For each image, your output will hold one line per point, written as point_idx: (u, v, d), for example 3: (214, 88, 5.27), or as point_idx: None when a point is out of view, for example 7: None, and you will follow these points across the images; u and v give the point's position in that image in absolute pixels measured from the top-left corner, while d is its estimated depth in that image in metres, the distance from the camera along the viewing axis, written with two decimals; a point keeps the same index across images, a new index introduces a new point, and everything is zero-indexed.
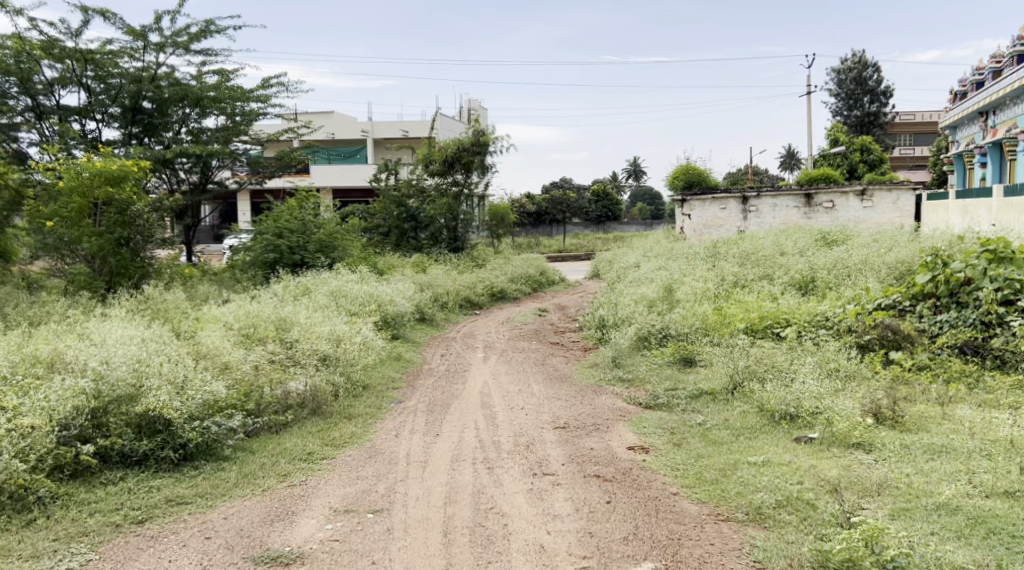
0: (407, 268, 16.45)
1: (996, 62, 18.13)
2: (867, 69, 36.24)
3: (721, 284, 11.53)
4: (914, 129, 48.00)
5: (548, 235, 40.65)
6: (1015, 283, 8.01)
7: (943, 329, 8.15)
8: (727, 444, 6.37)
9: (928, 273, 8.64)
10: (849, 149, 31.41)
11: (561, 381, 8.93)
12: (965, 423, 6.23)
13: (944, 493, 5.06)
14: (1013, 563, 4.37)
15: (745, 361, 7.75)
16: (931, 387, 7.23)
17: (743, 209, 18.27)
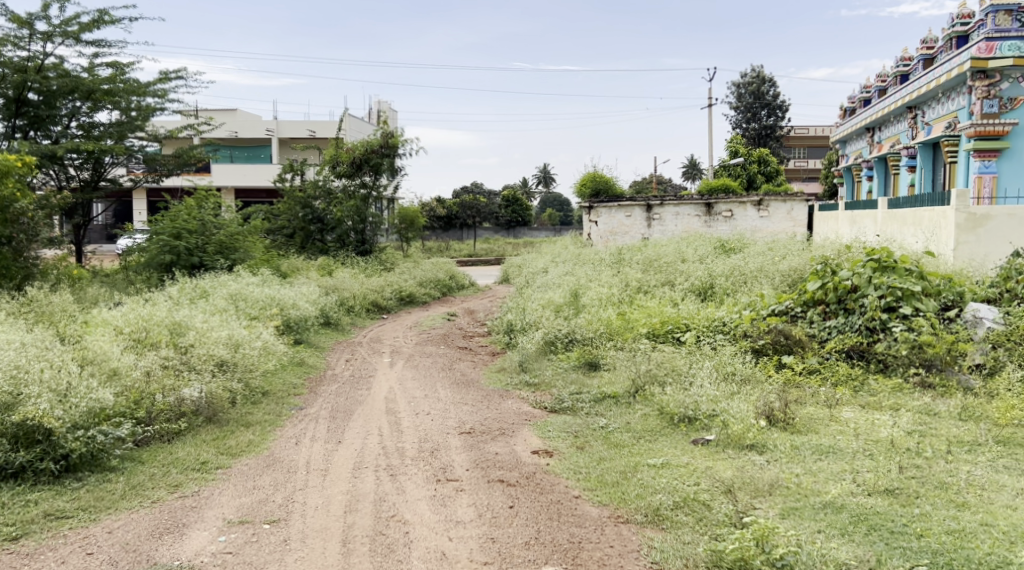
0: (312, 270, 16.15)
1: (882, 81, 19.11)
2: (764, 83, 37.89)
3: (626, 289, 11.75)
4: (807, 142, 50.02)
5: (458, 239, 40.53)
6: (897, 291, 8.42)
7: (832, 334, 8.50)
8: (628, 447, 6.48)
9: (818, 281, 8.99)
10: (748, 160, 32.48)
11: (467, 386, 8.92)
12: (850, 425, 6.52)
13: (831, 492, 5.27)
14: (890, 557, 4.52)
15: (647, 365, 7.90)
16: (819, 390, 7.54)
17: (647, 217, 18.60)
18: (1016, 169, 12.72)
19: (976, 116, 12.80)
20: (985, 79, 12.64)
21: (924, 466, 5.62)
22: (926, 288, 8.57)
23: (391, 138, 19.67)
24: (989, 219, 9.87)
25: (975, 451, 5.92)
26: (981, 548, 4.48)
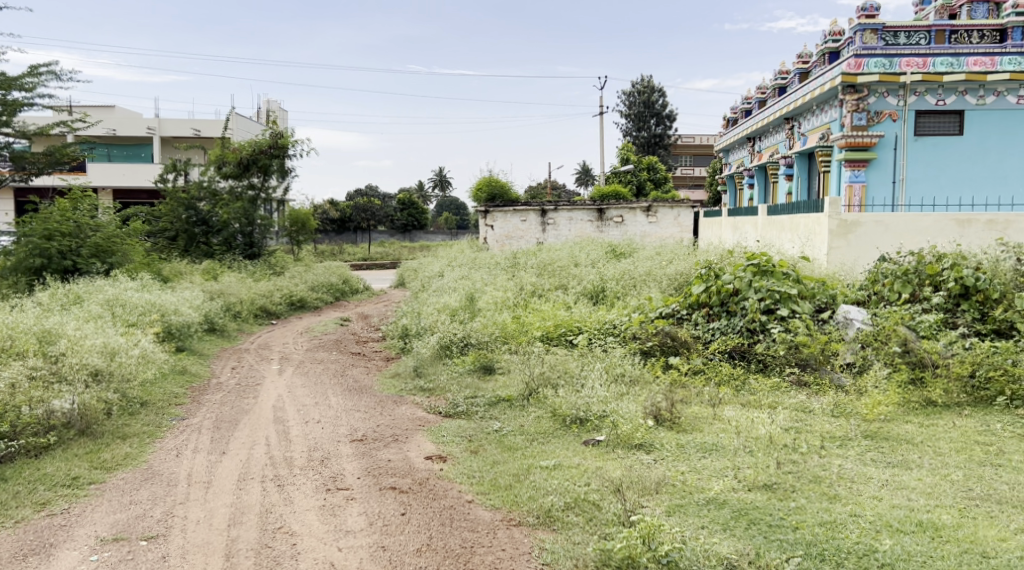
0: (196, 275, 15.58)
1: (761, 92, 19.95)
2: (654, 93, 38.95)
3: (520, 293, 11.85)
4: (693, 151, 51.75)
5: (352, 242, 39.76)
6: (775, 294, 8.80)
7: (715, 335, 8.80)
8: (521, 450, 6.52)
9: (702, 284, 9.29)
10: (638, 168, 33.26)
11: (359, 392, 8.78)
12: (731, 423, 6.75)
13: (714, 488, 5.45)
14: (768, 550, 4.68)
15: (540, 368, 8.00)
16: (704, 389, 7.79)
17: (542, 222, 18.77)
18: (882, 179, 13.52)
19: (847, 128, 13.44)
20: (854, 93, 13.36)
21: (799, 461, 5.88)
22: (802, 291, 8.97)
23: (281, 138, 19.30)
24: (859, 225, 10.44)
25: (846, 446, 6.23)
26: (850, 537, 4.69)
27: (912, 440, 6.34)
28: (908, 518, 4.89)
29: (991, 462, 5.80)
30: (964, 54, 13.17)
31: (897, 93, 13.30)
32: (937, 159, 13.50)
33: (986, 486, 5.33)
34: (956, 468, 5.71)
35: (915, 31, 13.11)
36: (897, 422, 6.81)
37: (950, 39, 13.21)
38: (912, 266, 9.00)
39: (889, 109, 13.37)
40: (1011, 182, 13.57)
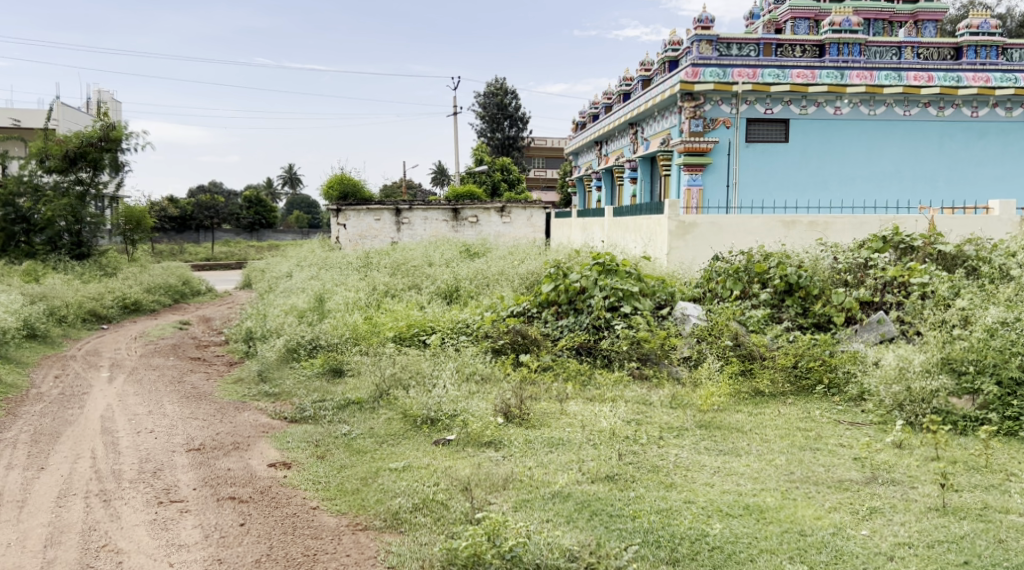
0: (14, 277, 14.42)
1: (607, 98, 20.59)
2: (507, 95, 39.42)
3: (372, 293, 11.69)
4: (545, 154, 52.84)
5: (194, 242, 37.94)
6: (619, 292, 9.08)
7: (563, 333, 8.98)
8: (369, 453, 6.41)
9: (551, 283, 9.46)
10: (492, 168, 33.51)
11: (198, 399, 8.38)
12: (577, 417, 6.91)
13: (559, 482, 5.55)
14: (609, 539, 4.80)
15: (391, 369, 7.91)
16: (552, 386, 7.93)
17: (396, 221, 18.49)
18: (717, 183, 14.25)
19: (685, 134, 14.06)
20: (691, 100, 14.01)
21: (639, 452, 6.10)
22: (643, 288, 9.31)
23: (112, 131, 18.18)
24: (696, 227, 10.94)
25: (682, 436, 6.51)
26: (684, 523, 4.87)
27: (741, 429, 6.71)
28: (737, 502, 5.14)
29: (810, 446, 6.21)
30: (789, 66, 14.12)
31: (730, 101, 14.07)
32: (766, 164, 14.37)
33: (806, 469, 5.70)
34: (780, 453, 6.08)
35: (745, 43, 14.04)
36: (728, 412, 7.19)
37: (777, 52, 14.14)
38: (743, 264, 9.52)
39: (723, 117, 14.12)
40: (831, 186, 14.62)
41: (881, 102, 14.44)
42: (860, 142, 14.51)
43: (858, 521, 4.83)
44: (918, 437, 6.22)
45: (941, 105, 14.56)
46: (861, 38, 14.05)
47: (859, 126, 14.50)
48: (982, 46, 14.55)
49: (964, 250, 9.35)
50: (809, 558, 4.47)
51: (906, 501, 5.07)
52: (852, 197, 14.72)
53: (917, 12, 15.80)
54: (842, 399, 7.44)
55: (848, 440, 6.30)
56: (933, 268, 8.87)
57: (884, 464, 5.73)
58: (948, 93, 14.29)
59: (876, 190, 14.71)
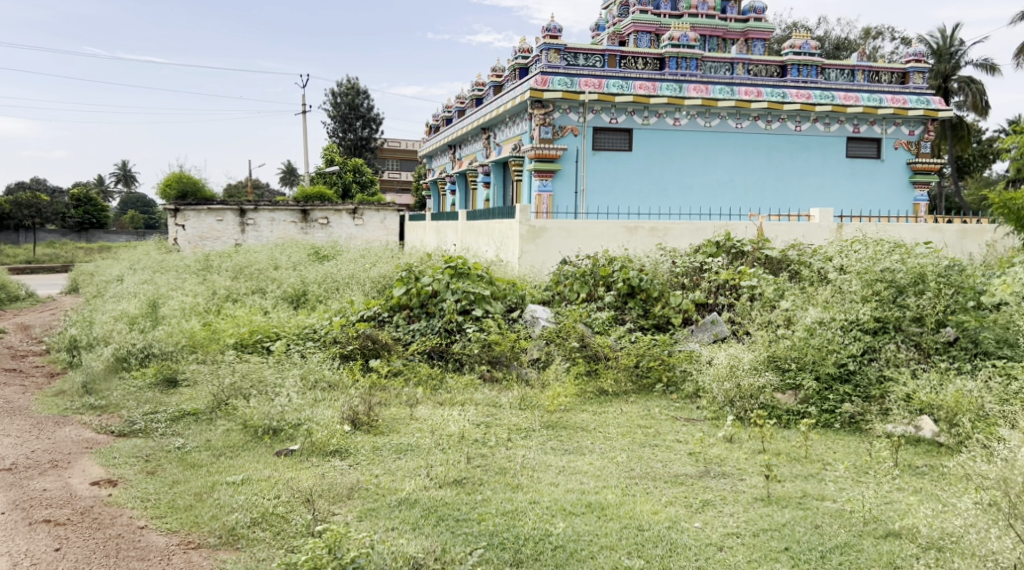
0: None
1: (460, 102, 20.66)
2: (359, 95, 38.85)
3: (213, 298, 11.20)
4: (398, 156, 52.45)
5: (14, 243, 35.10)
6: (471, 295, 9.10)
7: (414, 337, 8.90)
8: (206, 467, 6.12)
9: (403, 287, 9.34)
10: (344, 169, 32.86)
11: (11, 415, 7.73)
12: (426, 422, 6.86)
13: (405, 489, 5.49)
14: (455, 544, 4.78)
15: (230, 378, 7.58)
16: (402, 391, 7.84)
17: (240, 222, 17.76)
18: (565, 189, 14.57)
19: (535, 140, 14.26)
20: (541, 108, 14.16)
21: (487, 454, 6.13)
22: (494, 292, 9.38)
23: None
24: (545, 231, 11.17)
25: (529, 436, 6.61)
26: (527, 524, 4.94)
27: (586, 428, 6.88)
28: (579, 500, 5.26)
29: (649, 442, 6.46)
30: (631, 78, 14.72)
31: (577, 109, 14.42)
32: (610, 171, 14.84)
33: (645, 465, 5.91)
34: (622, 451, 6.28)
35: (591, 54, 14.58)
36: (574, 411, 7.36)
37: (621, 63, 14.83)
38: (589, 268, 9.79)
39: (571, 125, 14.45)
40: (670, 194, 15.28)
41: (716, 115, 15.24)
42: (697, 152, 15.26)
43: (691, 514, 5.04)
44: (747, 431, 6.58)
45: (769, 119, 15.53)
46: (698, 53, 15.00)
47: (696, 137, 15.24)
48: (804, 65, 15.76)
49: (788, 254, 10.03)
50: (646, 552, 4.61)
51: (735, 492, 5.35)
52: (690, 204, 15.44)
53: (749, 30, 16.84)
54: (680, 396, 7.78)
55: (684, 436, 6.59)
56: (761, 272, 9.42)
57: (715, 457, 6.03)
58: (775, 108, 15.27)
59: (711, 198, 15.50)
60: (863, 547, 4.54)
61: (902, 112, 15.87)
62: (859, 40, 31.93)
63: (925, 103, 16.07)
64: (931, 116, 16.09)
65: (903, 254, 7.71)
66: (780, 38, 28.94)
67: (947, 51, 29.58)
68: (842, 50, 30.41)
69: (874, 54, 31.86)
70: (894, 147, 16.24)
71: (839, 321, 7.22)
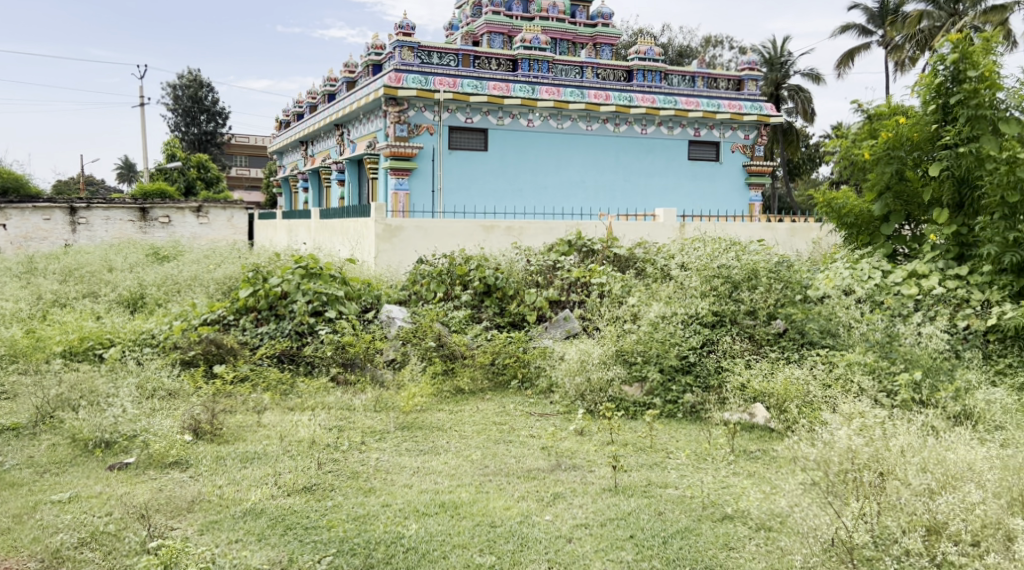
0: None
1: (311, 98, 20.19)
2: (202, 88, 37.29)
3: (38, 303, 10.43)
4: (247, 152, 50.70)
5: None
6: (323, 296, 8.88)
7: (263, 340, 8.61)
8: (27, 486, 5.69)
9: (249, 288, 8.99)
10: (187, 166, 31.39)
11: None
12: (275, 429, 6.65)
13: (251, 499, 5.30)
14: (302, 553, 4.66)
15: (57, 389, 7.09)
16: (250, 397, 7.57)
17: (70, 221, 16.61)
18: (421, 187, 14.48)
19: (390, 138, 14.09)
20: (396, 105, 14.02)
21: (339, 459, 6.01)
22: (348, 292, 9.21)
23: None
24: (401, 230, 11.05)
25: (383, 439, 6.53)
26: (378, 528, 4.88)
27: (441, 427, 6.87)
28: (432, 501, 5.25)
29: (504, 439, 6.52)
30: (486, 79, 14.81)
31: (432, 108, 14.38)
32: (466, 171, 14.89)
33: (498, 462, 5.97)
34: (476, 449, 6.31)
35: (445, 53, 14.61)
36: (430, 411, 7.33)
37: (474, 63, 14.92)
38: (445, 267, 9.76)
39: (426, 123, 14.37)
40: (526, 193, 15.51)
41: (567, 117, 15.61)
42: (550, 153, 15.57)
43: (542, 508, 5.14)
44: (596, 424, 6.78)
45: (617, 122, 16.06)
46: (548, 55, 15.29)
47: (549, 138, 15.55)
48: (648, 70, 16.40)
49: (634, 252, 10.45)
50: (497, 548, 4.66)
51: (584, 484, 5.49)
52: (545, 204, 15.72)
53: (597, 35, 17.26)
54: (534, 392, 7.91)
55: (537, 431, 6.70)
56: (610, 270, 9.71)
57: (567, 451, 6.18)
58: (623, 112, 15.78)
59: (565, 198, 15.85)
60: (701, 531, 4.74)
61: (738, 117, 16.81)
62: (699, 48, 33.54)
63: (758, 109, 17.07)
64: (764, 121, 17.10)
65: (739, 250, 8.12)
66: (627, 43, 29.96)
67: (778, 61, 31.53)
68: (684, 57, 31.84)
69: (713, 61, 33.54)
70: (731, 150, 17.17)
71: (680, 315, 7.56)
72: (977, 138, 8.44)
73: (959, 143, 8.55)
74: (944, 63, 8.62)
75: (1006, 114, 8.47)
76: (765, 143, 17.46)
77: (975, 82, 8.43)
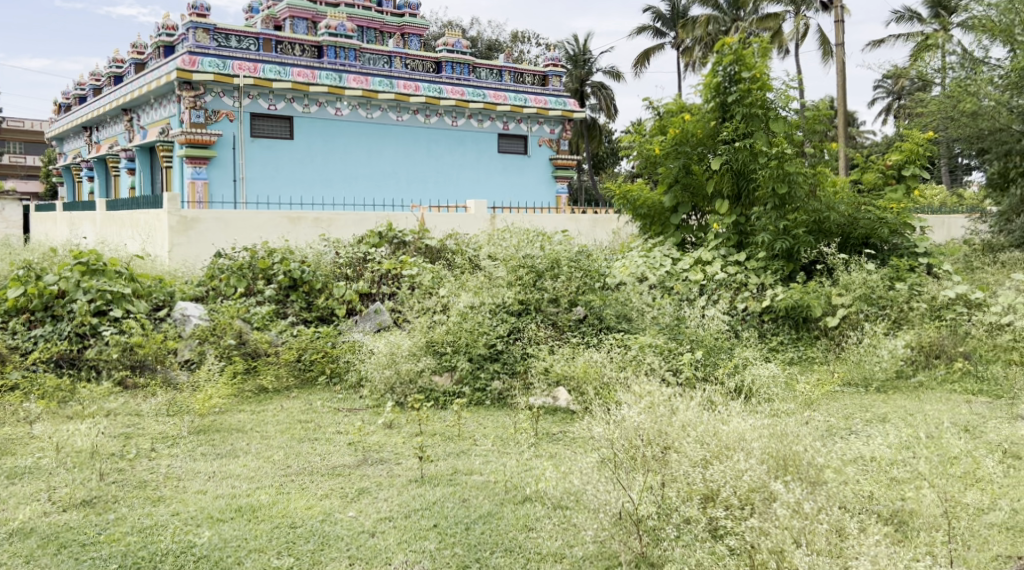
0: None
1: (95, 80, 18.73)
2: None
3: None
4: (23, 138, 46.35)
5: None
6: (107, 294, 8.24)
7: (37, 344, 7.89)
8: None
9: (20, 287, 8.17)
10: None
11: None
12: (51, 438, 6.13)
13: (19, 517, 4.85)
14: None
15: None
16: (22, 406, 6.93)
17: None
18: (222, 177, 13.78)
19: (185, 124, 13.29)
20: (190, 90, 13.27)
21: (125, 469, 5.63)
22: (136, 289, 8.61)
23: None
24: (198, 222, 10.46)
25: (175, 444, 6.17)
26: (166, 539, 4.61)
27: (241, 428, 6.60)
28: (229, 505, 5.02)
29: (309, 437, 6.35)
30: (289, 64, 14.33)
31: (232, 94, 13.74)
32: (271, 160, 14.34)
33: (302, 461, 5.80)
34: (279, 449, 6.10)
35: (244, 36, 14.00)
36: (229, 413, 7.01)
37: (276, 48, 14.38)
38: (246, 261, 9.34)
39: (225, 109, 13.70)
40: (336, 184, 15.17)
41: (376, 107, 15.43)
42: (359, 142, 15.33)
43: (346, 504, 5.05)
44: (405, 416, 6.75)
45: (427, 113, 16.08)
46: (355, 43, 15.02)
47: (357, 127, 15.31)
48: (456, 63, 16.50)
49: (445, 244, 10.51)
50: (296, 549, 4.52)
51: (390, 477, 5.46)
52: (355, 195, 15.43)
53: (404, 25, 17.18)
54: (343, 387, 7.77)
55: (344, 427, 6.58)
56: (420, 262, 9.71)
57: (374, 445, 6.10)
58: (432, 103, 15.82)
59: (376, 188, 15.66)
60: (503, 514, 4.84)
61: (544, 111, 17.29)
62: (507, 43, 34.17)
63: (563, 105, 17.65)
64: (568, 116, 17.70)
65: (543, 240, 8.34)
66: (435, 34, 30.01)
67: (581, 58, 32.66)
68: (493, 51, 32.34)
69: (520, 57, 34.29)
70: (538, 143, 17.64)
71: (487, 304, 7.68)
72: (751, 135, 9.19)
73: (736, 139, 9.26)
74: (721, 64, 9.28)
75: (775, 113, 9.28)
76: (569, 138, 18.07)
77: (748, 83, 9.17)
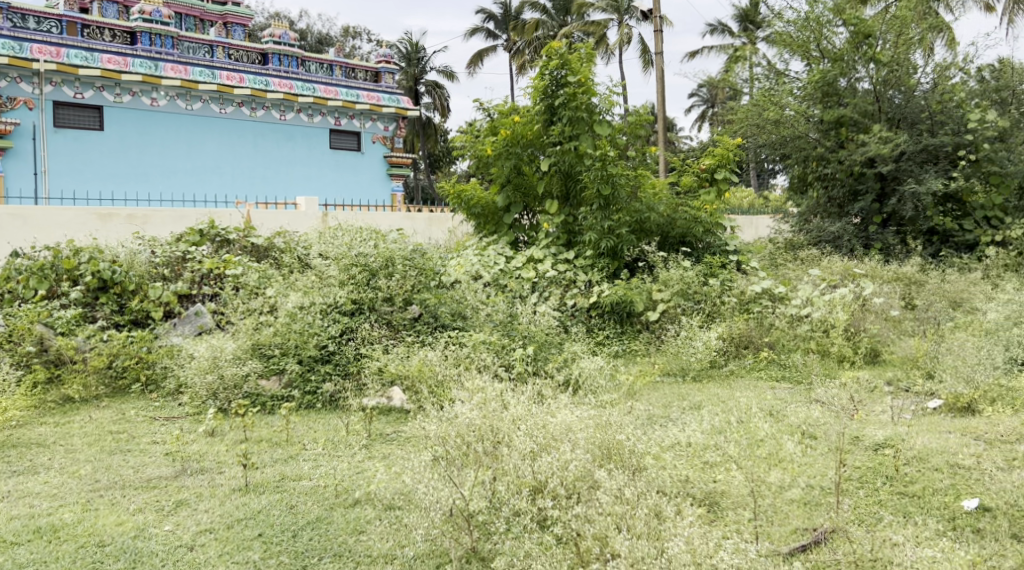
0: None
1: None
2: None
3: None
4: None
5: None
6: None
7: None
8: None
9: None
10: None
11: None
12: None
13: None
14: None
15: None
16: None
17: None
18: (21, 170, 12.64)
19: None
20: None
21: None
22: None
23: None
24: None
25: None
26: None
27: (43, 442, 6.09)
28: (25, 527, 4.61)
29: (121, 449, 5.94)
30: (97, 50, 13.39)
31: (30, 80, 12.66)
32: (78, 152, 13.30)
33: (112, 474, 5.43)
34: (86, 463, 5.67)
35: (45, 18, 12.99)
36: (28, 427, 6.44)
37: (83, 32, 13.42)
38: (48, 261, 8.60)
39: (23, 96, 12.58)
40: (153, 179, 14.30)
41: (197, 98, 14.68)
42: (179, 135, 14.52)
43: (161, 518, 4.77)
44: (229, 423, 6.46)
45: (253, 107, 15.48)
46: (171, 31, 14.32)
47: (177, 119, 14.49)
48: (284, 55, 16.06)
49: (272, 242, 10.16)
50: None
51: (211, 487, 5.20)
52: (174, 191, 14.60)
53: (226, 14, 16.48)
54: (160, 395, 7.33)
55: (161, 436, 6.22)
56: (245, 261, 9.34)
57: (194, 454, 5.81)
58: (258, 96, 15.26)
59: (198, 184, 14.89)
60: (332, 519, 4.72)
61: (376, 108, 17.09)
62: (338, 37, 33.48)
63: (396, 102, 17.52)
64: (402, 114, 17.60)
65: (376, 238, 8.23)
66: (262, 25, 28.92)
67: (415, 56, 32.52)
68: (323, 44, 31.58)
69: (351, 52, 33.70)
70: (371, 140, 17.41)
71: (318, 305, 7.49)
72: (576, 137, 9.49)
73: (563, 140, 9.53)
74: (548, 68, 9.50)
75: (599, 116, 9.61)
76: (403, 136, 17.94)
77: (574, 86, 9.46)
